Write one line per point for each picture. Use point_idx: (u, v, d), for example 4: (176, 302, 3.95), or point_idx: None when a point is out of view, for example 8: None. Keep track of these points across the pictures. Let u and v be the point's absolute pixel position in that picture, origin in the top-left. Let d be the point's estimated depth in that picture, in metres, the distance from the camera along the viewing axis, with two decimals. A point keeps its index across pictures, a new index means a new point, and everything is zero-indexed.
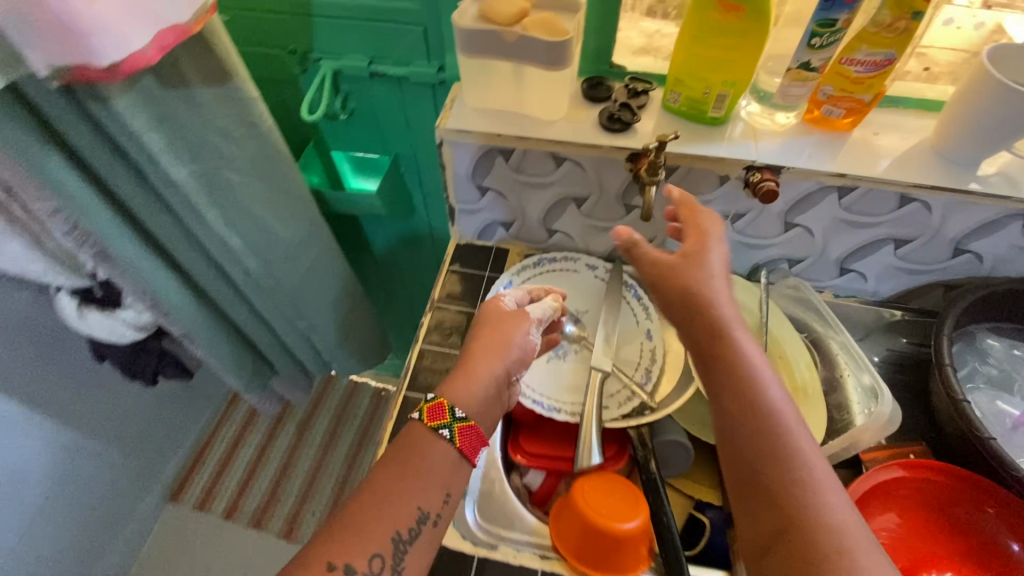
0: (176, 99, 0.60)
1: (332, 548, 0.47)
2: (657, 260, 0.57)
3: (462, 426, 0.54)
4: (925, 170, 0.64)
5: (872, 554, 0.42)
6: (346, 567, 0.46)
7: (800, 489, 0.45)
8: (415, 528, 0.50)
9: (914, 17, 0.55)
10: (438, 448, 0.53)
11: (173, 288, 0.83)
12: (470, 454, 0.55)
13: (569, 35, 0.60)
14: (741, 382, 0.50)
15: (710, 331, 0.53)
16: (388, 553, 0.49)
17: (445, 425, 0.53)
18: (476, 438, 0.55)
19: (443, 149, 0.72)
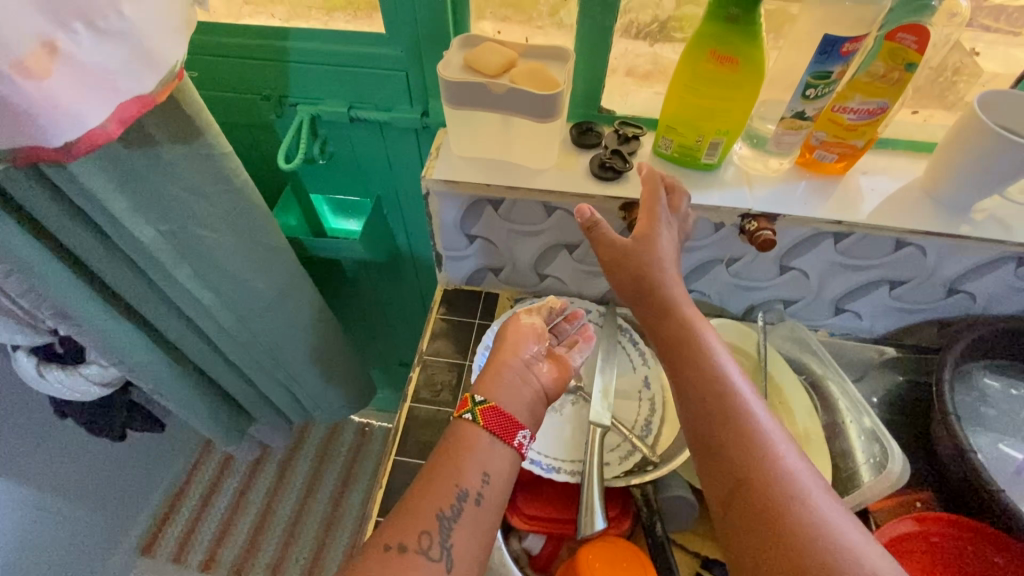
0: (142, 159, 0.56)
1: (391, 533, 0.49)
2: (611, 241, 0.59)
3: (484, 408, 0.55)
4: (919, 214, 0.64)
5: (819, 495, 0.45)
6: (401, 547, 0.48)
7: (751, 442, 0.48)
8: (456, 506, 0.50)
9: (907, 68, 0.54)
10: (471, 433, 0.55)
11: (141, 345, 0.77)
12: (503, 434, 0.55)
13: (558, 87, 0.58)
14: (691, 349, 0.54)
15: (659, 305, 0.56)
16: (437, 532, 0.49)
17: (469, 410, 0.56)
18: (503, 417, 0.55)
19: (429, 199, 0.69)
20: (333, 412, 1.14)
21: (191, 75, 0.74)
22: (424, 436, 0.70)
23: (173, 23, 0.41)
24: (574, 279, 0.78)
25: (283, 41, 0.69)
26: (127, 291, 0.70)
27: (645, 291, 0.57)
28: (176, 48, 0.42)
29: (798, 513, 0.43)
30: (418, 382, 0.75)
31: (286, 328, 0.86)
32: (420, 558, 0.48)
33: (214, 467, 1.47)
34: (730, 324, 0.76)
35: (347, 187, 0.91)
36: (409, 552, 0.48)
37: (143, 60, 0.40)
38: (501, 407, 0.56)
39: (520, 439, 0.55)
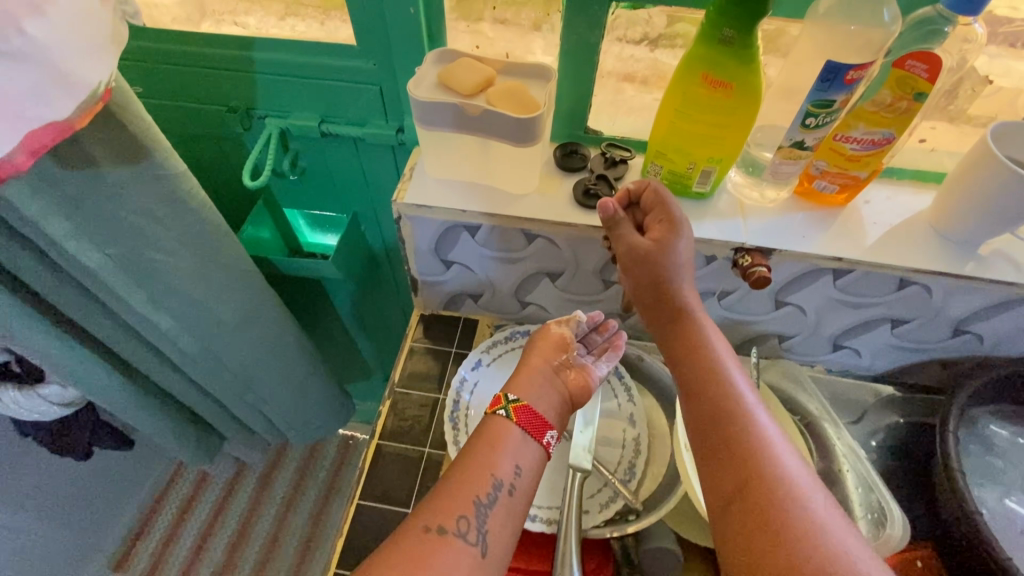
0: (80, 180, 0.51)
1: (427, 515, 0.47)
2: (630, 241, 0.56)
3: (518, 406, 0.54)
4: (925, 251, 0.60)
5: (827, 505, 0.42)
6: (440, 530, 0.46)
7: (758, 446, 0.45)
8: (492, 494, 0.49)
9: (916, 97, 0.50)
10: (503, 429, 0.53)
11: (96, 369, 0.73)
12: (533, 432, 0.53)
13: (538, 111, 0.53)
14: (698, 354, 0.52)
15: (669, 309, 0.55)
16: (474, 516, 0.47)
17: (501, 406, 0.54)
18: (535, 415, 0.54)
19: (401, 223, 0.65)
20: (309, 432, 1.10)
21: (152, 84, 0.70)
22: (390, 479, 0.65)
23: (96, 41, 0.37)
24: (558, 307, 0.73)
25: (247, 50, 0.64)
26: (77, 315, 0.65)
27: (653, 293, 0.56)
28: (98, 70, 0.38)
29: (803, 520, 0.40)
30: (388, 416, 0.69)
31: (256, 351, 0.82)
32: (458, 542, 0.46)
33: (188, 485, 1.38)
34: None
35: (323, 202, 0.87)
36: (448, 535, 0.46)
37: (61, 84, 0.36)
38: (533, 405, 0.55)
39: (549, 439, 0.54)
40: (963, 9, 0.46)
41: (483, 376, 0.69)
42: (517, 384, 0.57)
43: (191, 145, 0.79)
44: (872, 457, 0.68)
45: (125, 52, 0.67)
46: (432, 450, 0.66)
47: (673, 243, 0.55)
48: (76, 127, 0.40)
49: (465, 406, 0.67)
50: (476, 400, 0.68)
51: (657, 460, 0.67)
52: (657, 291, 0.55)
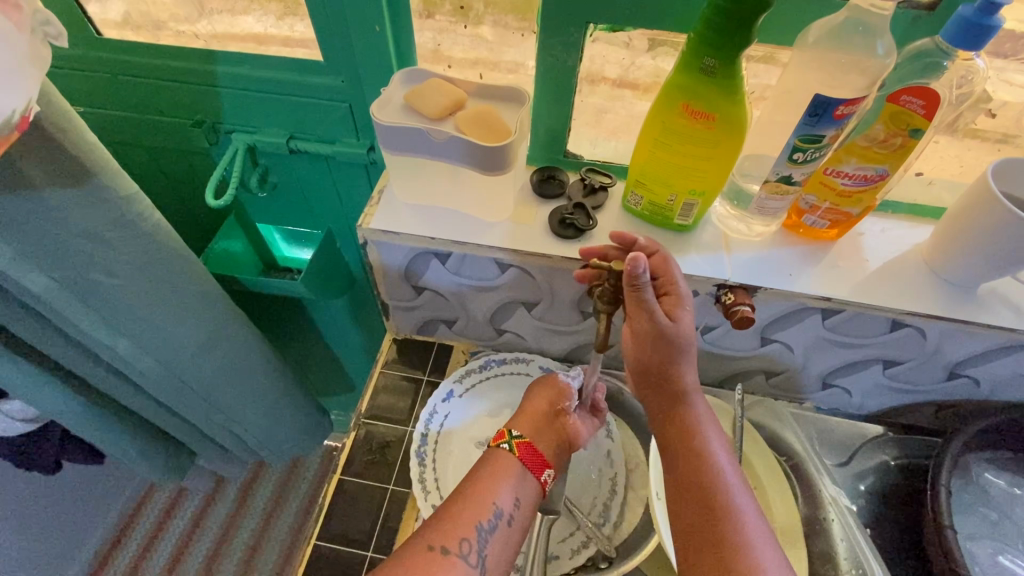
0: (20, 204, 0.48)
1: (430, 534, 0.46)
2: (645, 320, 0.48)
3: (520, 441, 0.53)
4: (917, 290, 0.56)
5: None
6: (444, 549, 0.45)
7: (746, 557, 0.43)
8: (493, 521, 0.47)
9: (911, 133, 0.47)
10: (503, 462, 0.52)
11: (51, 390, 0.69)
12: (533, 468, 0.52)
13: (508, 137, 0.50)
14: (693, 444, 0.49)
15: (669, 391, 0.50)
16: (476, 539, 0.46)
17: (504, 440, 0.53)
18: (537, 452, 0.53)
19: (367, 248, 0.62)
20: (284, 449, 1.07)
21: (120, 96, 0.71)
22: (351, 518, 0.61)
23: (11, 67, 0.37)
24: (535, 336, 0.70)
25: (212, 64, 0.66)
26: (26, 337, 0.62)
27: (653, 373, 0.50)
28: (11, 98, 0.37)
29: None
30: (352, 449, 0.66)
31: (223, 373, 0.79)
32: (460, 564, 0.45)
33: (163, 500, 1.32)
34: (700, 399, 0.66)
35: (295, 218, 0.88)
36: (451, 556, 0.45)
37: None
38: (535, 442, 0.54)
39: (547, 478, 0.52)
40: (962, 43, 0.43)
41: (455, 408, 0.66)
42: (519, 419, 0.55)
43: (162, 155, 0.81)
44: (861, 503, 0.64)
45: (97, 65, 0.68)
46: (396, 489, 0.63)
47: (684, 328, 0.48)
48: None
49: (433, 442, 0.64)
50: (445, 435, 0.65)
51: (635, 501, 0.63)
52: (658, 372, 0.50)
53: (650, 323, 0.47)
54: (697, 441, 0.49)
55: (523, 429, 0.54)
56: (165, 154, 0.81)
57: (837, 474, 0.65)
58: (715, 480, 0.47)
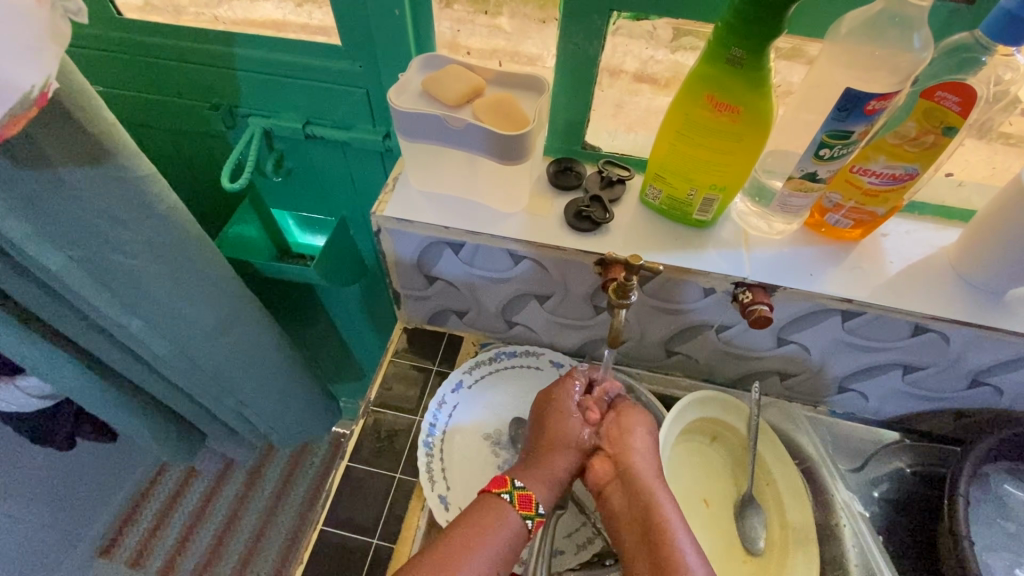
0: (38, 180, 0.48)
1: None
2: (625, 426, 0.55)
3: (523, 492, 0.50)
4: (942, 294, 0.54)
5: None
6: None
7: None
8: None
9: (945, 131, 0.46)
10: (499, 513, 0.50)
11: (66, 368, 0.70)
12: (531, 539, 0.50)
13: (526, 126, 0.50)
14: (663, 549, 0.47)
15: (641, 496, 0.50)
16: None
17: (530, 514, 0.50)
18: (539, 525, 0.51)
19: (381, 236, 0.61)
20: (292, 433, 1.08)
21: (140, 76, 0.72)
22: (357, 505, 0.61)
23: (31, 42, 0.37)
24: (547, 330, 0.69)
25: (230, 46, 0.66)
26: (44, 314, 0.62)
27: (630, 478, 0.52)
28: (30, 75, 0.38)
29: None
30: (360, 437, 0.66)
31: (235, 357, 0.79)
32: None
33: (174, 480, 1.34)
34: (717, 398, 0.64)
35: (310, 203, 0.89)
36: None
37: None
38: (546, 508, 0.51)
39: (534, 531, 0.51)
40: (1002, 39, 0.41)
41: (464, 400, 0.66)
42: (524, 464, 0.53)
43: (179, 136, 0.81)
44: (875, 510, 0.64)
45: (118, 45, 0.68)
46: (403, 477, 0.63)
47: (647, 441, 0.55)
48: (4, 132, 0.38)
49: (442, 432, 0.64)
50: (453, 426, 0.64)
51: None
52: (633, 478, 0.52)
53: (628, 419, 0.56)
54: (669, 544, 0.47)
55: (527, 478, 0.52)
56: (182, 137, 0.81)
57: (850, 479, 0.65)
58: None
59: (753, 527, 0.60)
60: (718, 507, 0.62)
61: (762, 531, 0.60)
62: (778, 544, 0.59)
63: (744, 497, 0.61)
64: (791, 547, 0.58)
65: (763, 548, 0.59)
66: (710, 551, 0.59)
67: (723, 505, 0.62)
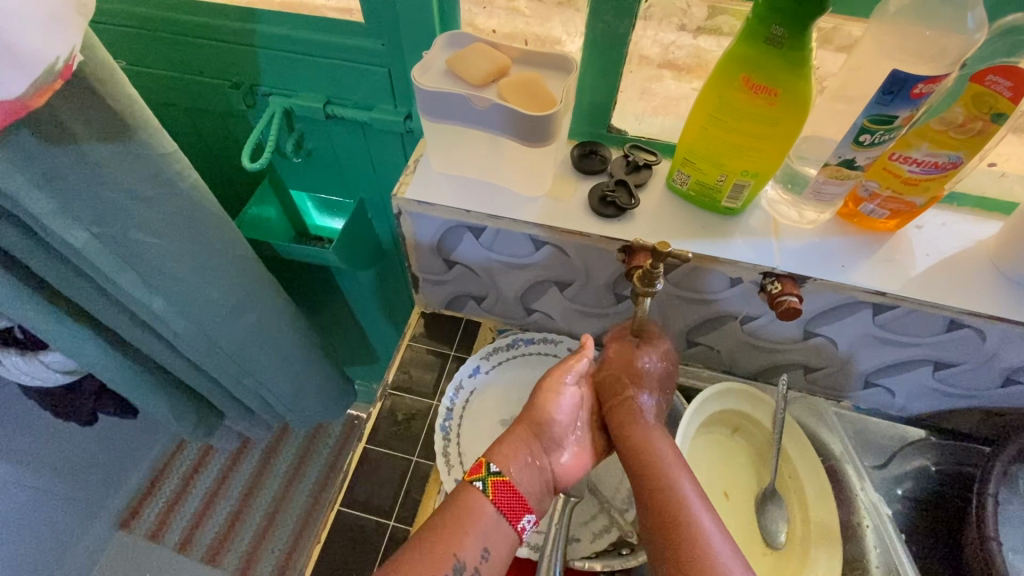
0: (63, 155, 0.48)
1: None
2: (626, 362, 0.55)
3: (490, 475, 0.48)
4: (982, 290, 0.52)
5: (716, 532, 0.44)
6: None
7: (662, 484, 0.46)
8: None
9: (994, 118, 0.44)
10: (467, 497, 0.47)
11: (89, 344, 0.71)
12: (509, 514, 0.47)
13: (552, 107, 0.48)
14: (644, 461, 0.48)
15: (643, 458, 0.49)
16: None
17: (479, 478, 0.48)
18: (516, 495, 0.48)
19: (401, 219, 0.61)
20: (308, 414, 1.09)
21: (163, 55, 0.72)
22: (373, 487, 0.62)
23: (57, 15, 0.37)
24: (565, 317, 0.68)
25: (251, 23, 0.65)
26: (67, 291, 0.63)
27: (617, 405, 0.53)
28: (57, 46, 0.37)
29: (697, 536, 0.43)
30: (378, 419, 0.66)
31: (252, 338, 0.80)
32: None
33: (192, 456, 1.36)
34: (738, 389, 0.63)
35: (329, 184, 0.88)
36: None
37: (5, 56, 0.35)
38: (515, 481, 0.49)
39: (521, 522, 0.48)
40: None
41: (481, 385, 0.65)
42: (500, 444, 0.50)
43: (201, 116, 0.81)
44: (896, 508, 0.62)
45: (141, 23, 0.68)
46: (420, 461, 0.63)
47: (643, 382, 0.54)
48: (32, 106, 0.39)
49: (458, 416, 0.63)
50: (469, 409, 0.64)
51: None
52: (624, 422, 0.52)
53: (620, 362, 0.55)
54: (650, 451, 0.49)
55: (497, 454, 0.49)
56: (204, 116, 0.81)
57: (874, 476, 0.63)
58: (686, 523, 0.44)
59: (774, 521, 0.59)
60: (737, 497, 0.61)
61: (783, 525, 0.59)
62: (800, 541, 0.58)
63: (766, 490, 0.60)
64: (813, 544, 0.57)
65: (782, 542, 0.58)
66: None
67: (743, 498, 0.61)
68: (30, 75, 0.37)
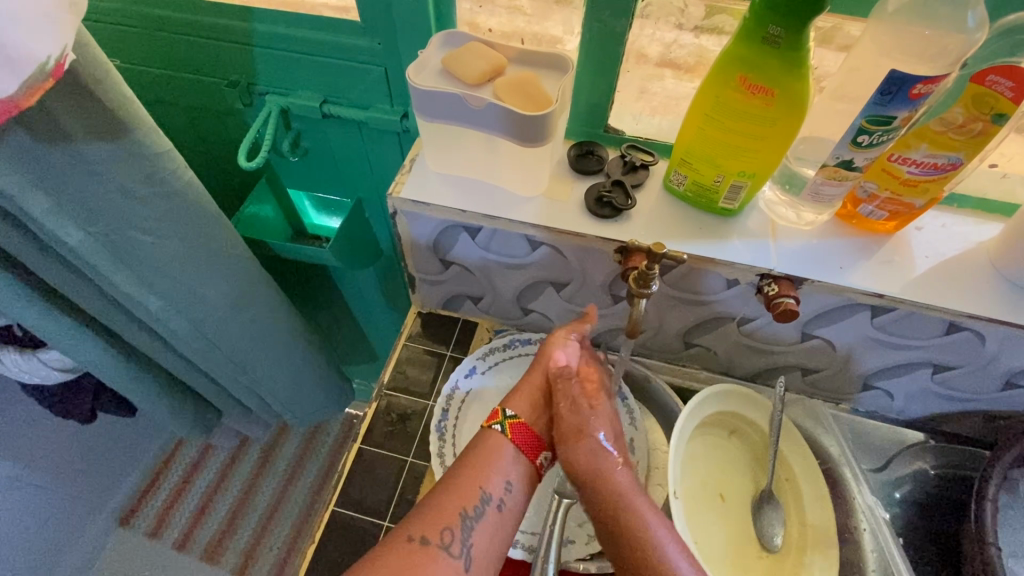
0: (57, 154, 0.48)
1: (413, 524, 0.47)
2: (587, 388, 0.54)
3: (513, 421, 0.52)
4: (981, 292, 0.52)
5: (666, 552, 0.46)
6: (423, 540, 0.46)
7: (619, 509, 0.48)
8: (480, 508, 0.48)
9: (994, 119, 0.43)
10: (493, 442, 0.52)
11: (85, 343, 0.70)
12: (527, 451, 0.52)
13: (548, 107, 0.48)
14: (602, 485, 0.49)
15: (599, 482, 0.49)
16: (460, 528, 0.47)
17: (498, 421, 0.52)
18: (531, 434, 0.52)
19: (397, 219, 0.60)
20: (307, 413, 1.08)
21: (160, 53, 0.71)
22: (368, 487, 0.61)
23: (47, 14, 0.37)
24: (562, 318, 0.68)
25: (248, 21, 0.65)
26: (63, 290, 0.63)
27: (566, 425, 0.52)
28: (48, 45, 0.37)
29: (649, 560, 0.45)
30: (374, 419, 0.66)
31: (249, 337, 0.80)
32: (442, 554, 0.46)
33: (191, 455, 1.36)
34: (736, 391, 0.63)
35: (327, 182, 0.88)
36: (432, 547, 0.46)
37: None
38: (530, 423, 0.53)
39: (541, 459, 0.53)
40: None
41: (477, 385, 0.65)
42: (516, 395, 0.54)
43: (199, 115, 0.81)
44: (894, 512, 0.62)
45: (138, 21, 0.68)
46: (415, 461, 0.63)
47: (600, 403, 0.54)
48: (23, 106, 0.39)
49: (454, 416, 0.63)
50: (465, 410, 0.64)
51: (657, 486, 0.58)
52: (577, 444, 0.50)
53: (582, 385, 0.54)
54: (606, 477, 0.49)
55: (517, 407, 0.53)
56: (201, 113, 0.81)
57: (872, 480, 0.63)
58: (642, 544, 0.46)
59: (770, 523, 0.59)
60: (733, 499, 0.61)
61: (779, 528, 0.59)
62: (797, 544, 0.57)
63: (763, 493, 0.60)
64: (810, 547, 0.56)
65: (779, 545, 0.58)
66: (725, 545, 0.58)
67: (740, 500, 0.61)
68: (20, 74, 0.36)
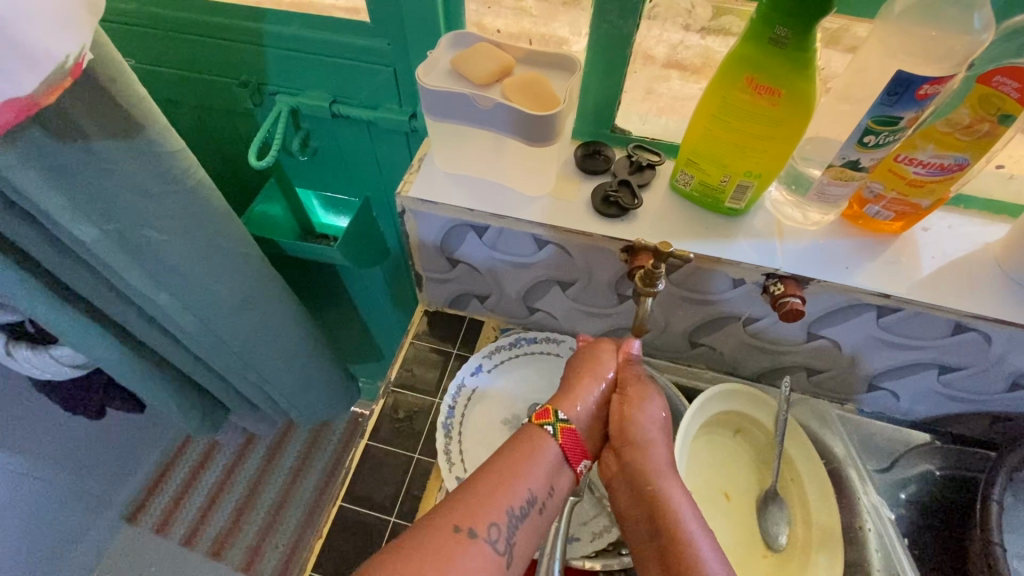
0: (73, 152, 0.49)
1: (457, 513, 0.44)
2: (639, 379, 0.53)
3: (564, 426, 0.49)
4: (988, 293, 0.52)
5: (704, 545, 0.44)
6: (471, 531, 0.43)
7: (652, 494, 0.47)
8: (525, 508, 0.45)
9: (1000, 119, 0.43)
10: (539, 443, 0.48)
11: (97, 339, 0.72)
12: (572, 458, 0.49)
13: (556, 107, 0.48)
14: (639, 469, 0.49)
15: (635, 464, 0.49)
16: (506, 524, 0.44)
17: (550, 422, 0.49)
18: (579, 442, 0.50)
19: (405, 217, 0.61)
20: (313, 410, 1.09)
21: (172, 54, 0.72)
22: (374, 484, 0.62)
23: (67, 15, 0.38)
24: (568, 317, 0.68)
25: (259, 22, 0.66)
26: (76, 285, 0.64)
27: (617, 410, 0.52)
28: (67, 45, 0.38)
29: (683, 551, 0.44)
30: (381, 416, 0.66)
31: (258, 334, 0.81)
32: (486, 548, 0.43)
33: (198, 452, 1.37)
34: (741, 391, 0.63)
35: (335, 182, 0.89)
36: (478, 540, 0.43)
37: (16, 56, 0.35)
38: (578, 428, 0.50)
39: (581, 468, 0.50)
40: None
41: (483, 382, 0.66)
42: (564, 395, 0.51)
43: (209, 114, 0.82)
44: (900, 512, 0.62)
45: (151, 21, 0.69)
46: (421, 458, 0.63)
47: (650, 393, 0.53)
48: (41, 105, 0.40)
49: (460, 414, 0.64)
50: (471, 407, 0.64)
51: None
52: (624, 426, 0.51)
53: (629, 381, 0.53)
54: (642, 459, 0.49)
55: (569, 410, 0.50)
56: (212, 113, 0.81)
57: (878, 481, 0.62)
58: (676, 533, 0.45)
59: (775, 522, 0.59)
60: (738, 499, 0.61)
61: (784, 527, 0.59)
62: (801, 543, 0.58)
63: (768, 493, 0.60)
64: (815, 547, 0.56)
65: (784, 544, 0.58)
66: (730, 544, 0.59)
67: (745, 498, 0.61)
68: (40, 73, 0.37)
